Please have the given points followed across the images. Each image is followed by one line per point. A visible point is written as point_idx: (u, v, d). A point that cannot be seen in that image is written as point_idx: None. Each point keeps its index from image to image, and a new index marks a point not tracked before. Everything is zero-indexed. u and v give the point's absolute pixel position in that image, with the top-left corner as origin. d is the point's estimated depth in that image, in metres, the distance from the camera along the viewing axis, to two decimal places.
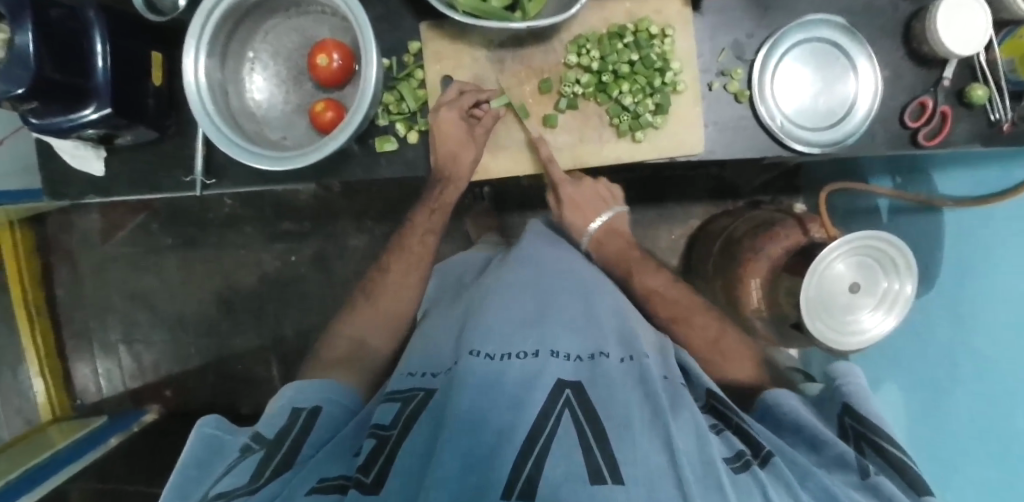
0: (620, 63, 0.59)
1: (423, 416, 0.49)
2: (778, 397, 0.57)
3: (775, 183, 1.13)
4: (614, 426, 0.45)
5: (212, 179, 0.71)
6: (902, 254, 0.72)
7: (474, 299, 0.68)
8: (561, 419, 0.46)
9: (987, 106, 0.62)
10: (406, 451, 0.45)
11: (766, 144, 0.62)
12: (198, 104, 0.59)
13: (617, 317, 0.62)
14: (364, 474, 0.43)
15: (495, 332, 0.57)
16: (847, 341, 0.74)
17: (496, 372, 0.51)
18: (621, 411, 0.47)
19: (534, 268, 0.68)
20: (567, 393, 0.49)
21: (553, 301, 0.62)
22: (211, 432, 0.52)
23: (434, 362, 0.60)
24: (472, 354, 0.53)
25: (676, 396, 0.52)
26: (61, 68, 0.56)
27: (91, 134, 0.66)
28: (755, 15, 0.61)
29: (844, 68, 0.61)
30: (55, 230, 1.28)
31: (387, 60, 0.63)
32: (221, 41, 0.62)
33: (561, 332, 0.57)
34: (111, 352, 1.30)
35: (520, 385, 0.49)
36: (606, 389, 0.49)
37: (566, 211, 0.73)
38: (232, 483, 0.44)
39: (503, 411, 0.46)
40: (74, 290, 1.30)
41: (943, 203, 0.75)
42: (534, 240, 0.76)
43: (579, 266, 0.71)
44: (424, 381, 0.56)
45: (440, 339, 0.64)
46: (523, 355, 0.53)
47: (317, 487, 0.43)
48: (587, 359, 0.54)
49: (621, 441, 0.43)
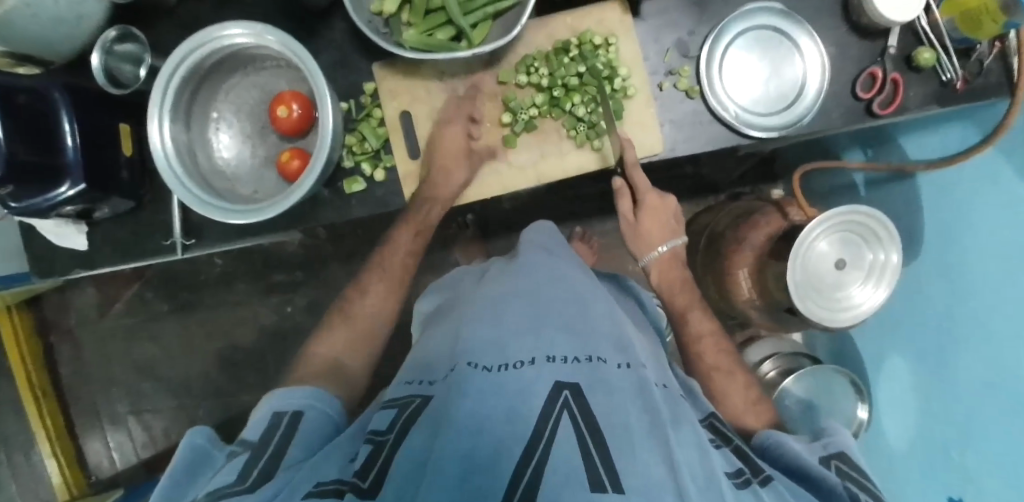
0: (569, 77, 0.61)
1: (421, 419, 0.46)
2: (774, 435, 0.55)
3: (754, 172, 1.12)
4: (615, 435, 0.42)
5: (191, 238, 0.72)
6: (881, 225, 0.72)
7: (466, 308, 0.64)
8: (560, 422, 0.43)
9: (937, 67, 0.63)
10: (405, 452, 0.42)
11: (725, 136, 0.62)
12: (168, 169, 0.60)
13: (611, 323, 0.59)
14: (360, 478, 0.40)
15: (492, 339, 0.53)
16: (838, 319, 0.73)
17: (493, 380, 0.47)
18: (619, 419, 0.44)
19: (528, 276, 0.65)
20: (565, 393, 0.45)
21: (546, 302, 0.59)
22: (198, 439, 0.50)
23: (430, 371, 0.56)
24: (469, 366, 0.50)
25: (675, 407, 0.51)
26: (32, 149, 0.59)
27: (70, 209, 0.68)
28: (695, 11, 0.62)
29: (788, 50, 0.62)
30: (52, 310, 1.29)
31: (345, 103, 0.65)
32: (183, 107, 0.64)
33: (557, 333, 0.54)
34: (120, 424, 1.30)
35: (517, 393, 0.45)
36: (606, 395, 0.46)
37: (643, 216, 0.72)
38: (223, 483, 0.42)
39: (500, 420, 0.43)
40: (76, 367, 1.30)
41: (915, 169, 0.75)
42: (530, 252, 0.71)
43: (571, 271, 0.67)
44: (420, 389, 0.53)
45: (436, 350, 0.60)
46: (520, 364, 0.49)
47: (314, 491, 0.40)
48: (584, 362, 0.50)
49: (621, 449, 0.41)
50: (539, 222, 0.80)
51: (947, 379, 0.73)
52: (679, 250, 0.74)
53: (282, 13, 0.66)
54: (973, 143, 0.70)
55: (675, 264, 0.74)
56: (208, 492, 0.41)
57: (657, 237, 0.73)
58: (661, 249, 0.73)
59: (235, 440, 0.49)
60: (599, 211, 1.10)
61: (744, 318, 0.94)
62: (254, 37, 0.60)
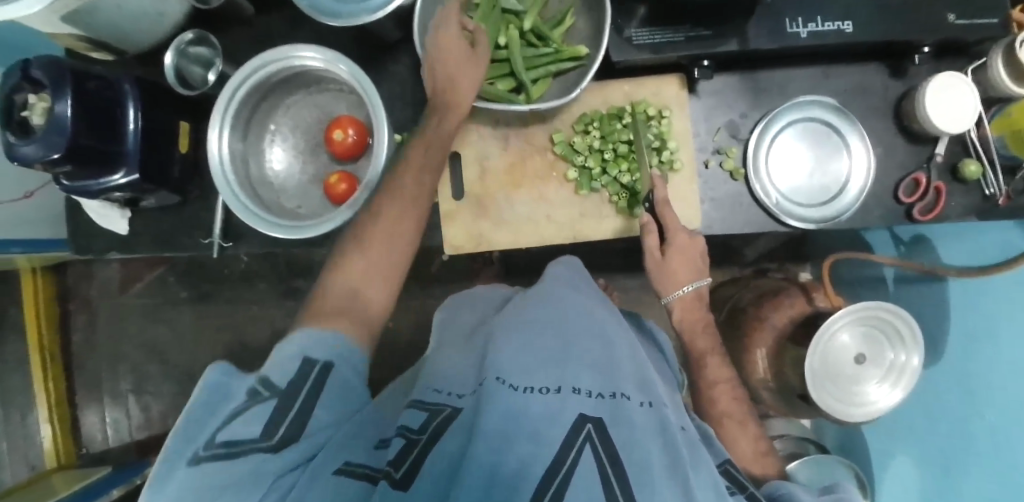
0: (619, 143, 0.62)
1: (451, 430, 0.42)
2: (783, 487, 0.53)
3: (783, 249, 1.11)
4: (635, 474, 0.38)
5: (229, 241, 0.74)
6: (908, 327, 0.72)
7: (493, 326, 0.61)
8: (582, 453, 0.39)
9: (981, 180, 0.63)
10: (436, 453, 0.40)
11: (763, 221, 0.63)
12: (221, 176, 0.63)
13: (635, 363, 0.55)
14: (393, 467, 0.39)
15: (518, 364, 0.49)
16: (853, 414, 0.73)
17: (520, 400, 0.43)
18: (641, 455, 0.40)
19: (558, 306, 0.61)
20: (588, 426, 0.41)
21: (574, 332, 0.56)
22: (221, 379, 0.45)
23: (455, 380, 0.54)
24: (499, 380, 0.46)
25: (695, 449, 0.47)
26: (95, 135, 0.61)
27: (118, 195, 0.71)
28: (749, 96, 0.64)
29: (836, 145, 0.63)
30: (76, 279, 1.31)
31: (399, 135, 0.67)
32: (245, 113, 0.66)
33: (584, 367, 0.50)
34: (120, 401, 1.31)
35: (541, 417, 0.42)
36: (628, 430, 0.42)
37: (670, 253, 0.61)
38: (247, 437, 0.41)
39: (522, 441, 0.39)
40: (87, 337, 1.32)
41: (946, 273, 0.76)
42: (562, 282, 0.68)
43: (601, 310, 0.64)
44: (449, 400, 0.49)
45: (460, 361, 0.58)
46: (545, 390, 0.45)
47: (344, 469, 0.40)
48: (608, 398, 0.46)
49: (641, 491, 0.37)
50: (566, 257, 0.78)
51: (958, 484, 0.73)
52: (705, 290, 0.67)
53: (352, 42, 0.69)
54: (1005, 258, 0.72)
55: (697, 305, 0.67)
56: (231, 442, 0.40)
57: (686, 278, 0.63)
58: (687, 287, 0.63)
59: (257, 375, 0.46)
60: (624, 266, 1.11)
61: (755, 395, 0.93)
62: (324, 63, 0.62)
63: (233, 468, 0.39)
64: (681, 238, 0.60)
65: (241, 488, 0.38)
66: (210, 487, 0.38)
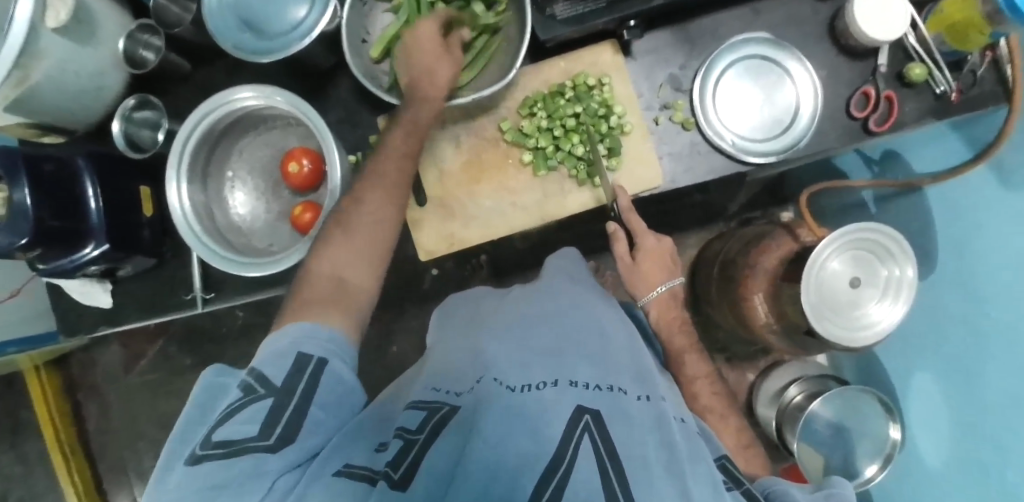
0: (567, 117, 0.62)
1: (450, 428, 0.43)
2: (775, 483, 0.51)
3: (763, 196, 1.10)
4: (633, 468, 0.38)
5: (211, 292, 0.75)
6: (895, 241, 0.72)
7: (488, 325, 0.61)
8: (581, 446, 0.38)
9: (929, 81, 0.63)
10: (435, 452, 0.40)
11: (724, 164, 0.63)
12: (187, 226, 0.64)
13: (632, 356, 0.56)
14: (393, 469, 0.39)
15: (517, 362, 0.50)
16: (858, 337, 0.72)
17: (518, 399, 0.44)
18: (638, 450, 0.40)
19: (550, 302, 0.62)
20: (585, 417, 0.41)
21: (570, 329, 0.56)
22: (219, 380, 0.48)
23: (456, 375, 0.53)
24: (496, 383, 0.47)
25: (692, 443, 0.46)
26: (59, 215, 0.62)
27: (94, 269, 0.71)
28: (684, 47, 0.64)
29: (779, 78, 0.64)
30: (79, 369, 1.31)
31: (353, 156, 0.68)
32: (201, 163, 0.67)
33: (580, 361, 0.50)
34: (146, 479, 1.30)
35: (540, 413, 0.42)
36: (626, 425, 0.42)
37: (639, 257, 0.68)
38: (243, 436, 0.40)
39: (522, 437, 0.39)
40: (103, 423, 1.32)
41: (921, 182, 0.76)
42: (554, 277, 0.70)
43: (593, 302, 0.64)
44: (446, 396, 0.50)
45: (458, 356, 0.58)
46: (543, 386, 0.46)
47: (343, 471, 0.39)
48: (605, 390, 0.46)
49: (640, 484, 0.37)
50: (564, 250, 0.78)
51: (979, 401, 0.71)
52: (678, 289, 0.71)
53: (290, 75, 0.69)
54: (957, 164, 0.72)
55: (676, 303, 0.70)
56: (224, 439, 0.39)
57: (658, 277, 0.69)
58: (661, 288, 0.69)
59: (250, 371, 0.46)
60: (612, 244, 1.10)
61: (764, 343, 0.93)
62: (263, 99, 0.63)
63: (227, 468, 0.37)
64: (648, 241, 0.68)
65: (237, 487, 0.37)
66: (202, 489, 0.36)
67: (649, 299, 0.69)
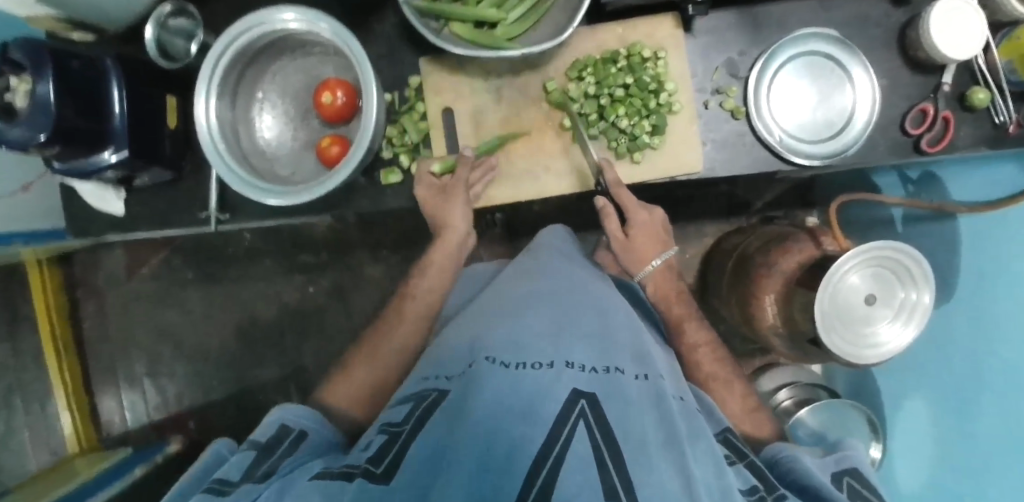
0: (615, 87, 0.60)
1: (438, 415, 0.43)
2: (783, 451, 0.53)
3: (788, 197, 1.10)
4: (631, 447, 0.37)
5: (226, 214, 0.74)
6: (917, 263, 0.71)
7: (484, 306, 0.60)
8: (577, 429, 0.38)
9: (991, 108, 0.61)
10: (422, 441, 0.40)
11: (767, 160, 0.62)
12: (210, 144, 0.62)
13: (632, 337, 0.55)
14: (374, 464, 0.39)
15: (512, 339, 0.49)
16: (863, 354, 0.72)
17: (511, 378, 0.43)
18: (636, 432, 0.39)
19: (547, 282, 0.61)
20: (582, 402, 0.40)
21: (567, 308, 0.55)
22: (220, 450, 0.51)
23: (448, 361, 0.53)
24: (488, 361, 0.46)
25: (691, 421, 0.46)
26: (81, 114, 0.59)
27: (111, 175, 0.69)
28: (747, 32, 0.62)
29: (840, 79, 0.61)
30: (82, 269, 1.32)
31: (389, 95, 0.66)
32: (230, 82, 0.65)
33: (577, 341, 0.49)
34: (136, 385, 1.33)
35: (534, 394, 0.41)
36: (623, 407, 0.42)
37: (632, 232, 0.67)
38: (224, 480, 0.44)
39: (516, 416, 0.38)
40: (99, 325, 1.33)
41: (956, 209, 0.74)
42: (549, 259, 0.69)
43: (592, 284, 0.63)
44: (437, 383, 0.50)
45: (452, 339, 0.57)
46: (538, 364, 0.45)
47: (319, 474, 0.40)
48: (602, 373, 0.45)
49: (638, 462, 0.36)
50: (552, 228, 0.77)
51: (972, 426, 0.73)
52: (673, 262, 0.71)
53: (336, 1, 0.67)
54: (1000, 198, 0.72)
55: (670, 277, 0.70)
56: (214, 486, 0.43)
57: (652, 252, 0.68)
58: (655, 262, 0.68)
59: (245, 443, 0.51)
60: None
61: (766, 344, 0.93)
62: (306, 24, 0.60)
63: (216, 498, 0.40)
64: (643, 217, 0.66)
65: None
66: None
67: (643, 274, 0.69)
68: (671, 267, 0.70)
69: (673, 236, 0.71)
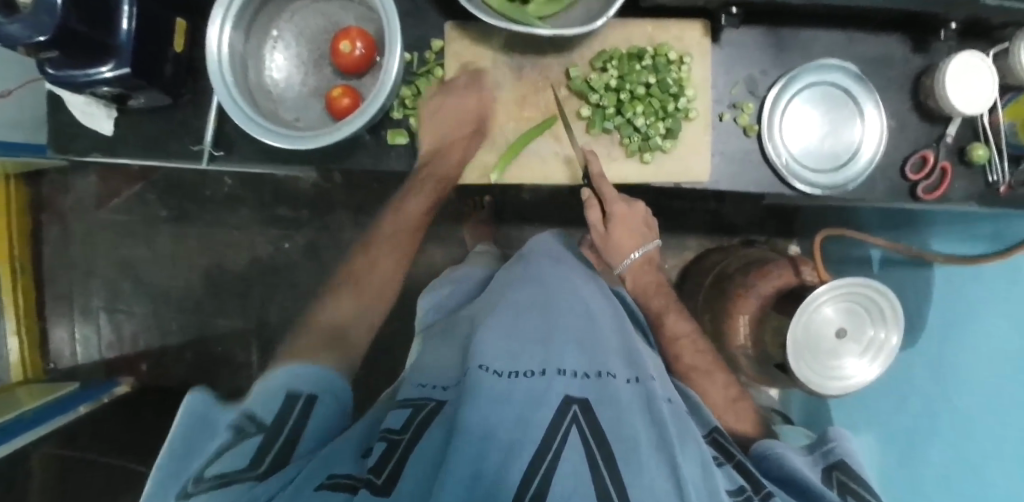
0: (637, 84, 0.60)
1: (435, 424, 0.46)
2: (773, 447, 0.56)
3: (772, 222, 1.13)
4: (623, 447, 0.39)
5: (220, 150, 0.72)
6: (890, 306, 0.73)
7: (478, 313, 0.62)
8: (569, 437, 0.39)
9: (986, 167, 0.63)
10: (418, 454, 0.42)
11: (770, 182, 0.63)
12: (218, 76, 0.59)
13: (620, 339, 0.55)
14: (376, 474, 0.40)
15: (504, 348, 0.50)
16: (827, 387, 0.74)
17: (505, 390, 0.44)
18: (627, 432, 0.41)
19: (540, 285, 0.62)
20: (574, 408, 0.42)
21: (561, 315, 0.56)
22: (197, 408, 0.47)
23: (442, 376, 0.55)
24: (480, 369, 0.47)
25: (681, 421, 0.47)
26: (87, 21, 0.55)
27: (105, 91, 0.66)
28: (771, 53, 0.63)
29: (851, 113, 0.63)
30: (50, 190, 1.26)
31: (408, 55, 0.65)
32: (247, 15, 0.62)
33: (569, 347, 0.50)
34: (91, 317, 1.28)
35: (526, 405, 0.42)
36: (614, 410, 0.43)
37: (613, 230, 0.68)
38: (232, 470, 0.42)
39: (508, 426, 0.40)
40: (61, 251, 1.28)
41: (934, 258, 0.77)
42: (539, 256, 0.70)
43: (585, 285, 0.64)
44: (433, 393, 0.52)
45: (449, 354, 0.59)
46: (530, 374, 0.46)
47: (326, 483, 0.40)
48: (594, 377, 0.47)
49: (628, 463, 0.38)
50: (540, 233, 0.78)
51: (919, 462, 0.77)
52: (653, 253, 0.73)
53: None
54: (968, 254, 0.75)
55: (648, 268, 0.73)
56: (215, 476, 0.41)
57: (632, 245, 0.70)
58: (635, 255, 0.70)
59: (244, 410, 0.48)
60: None
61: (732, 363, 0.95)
62: None
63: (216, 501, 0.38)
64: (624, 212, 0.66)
65: None
66: None
67: (624, 266, 0.71)
68: (652, 257, 0.72)
69: (656, 228, 0.72)
